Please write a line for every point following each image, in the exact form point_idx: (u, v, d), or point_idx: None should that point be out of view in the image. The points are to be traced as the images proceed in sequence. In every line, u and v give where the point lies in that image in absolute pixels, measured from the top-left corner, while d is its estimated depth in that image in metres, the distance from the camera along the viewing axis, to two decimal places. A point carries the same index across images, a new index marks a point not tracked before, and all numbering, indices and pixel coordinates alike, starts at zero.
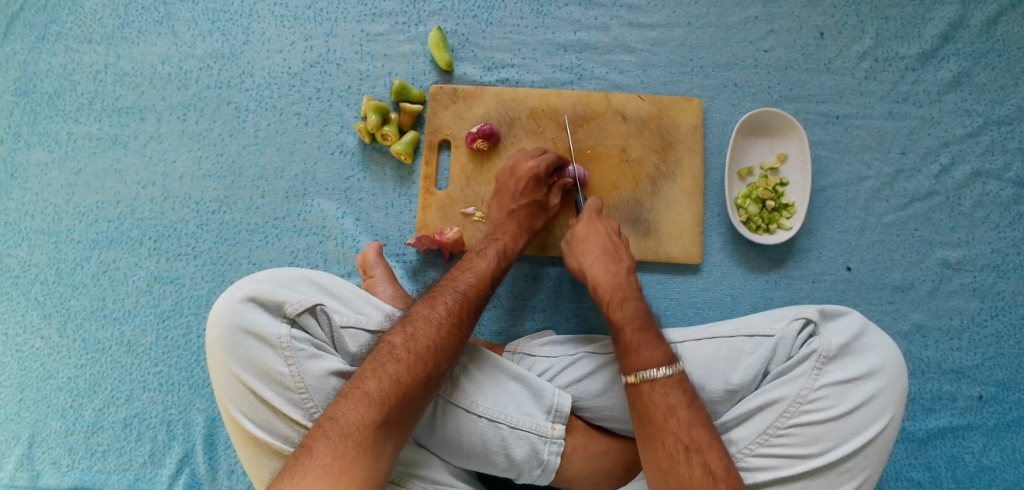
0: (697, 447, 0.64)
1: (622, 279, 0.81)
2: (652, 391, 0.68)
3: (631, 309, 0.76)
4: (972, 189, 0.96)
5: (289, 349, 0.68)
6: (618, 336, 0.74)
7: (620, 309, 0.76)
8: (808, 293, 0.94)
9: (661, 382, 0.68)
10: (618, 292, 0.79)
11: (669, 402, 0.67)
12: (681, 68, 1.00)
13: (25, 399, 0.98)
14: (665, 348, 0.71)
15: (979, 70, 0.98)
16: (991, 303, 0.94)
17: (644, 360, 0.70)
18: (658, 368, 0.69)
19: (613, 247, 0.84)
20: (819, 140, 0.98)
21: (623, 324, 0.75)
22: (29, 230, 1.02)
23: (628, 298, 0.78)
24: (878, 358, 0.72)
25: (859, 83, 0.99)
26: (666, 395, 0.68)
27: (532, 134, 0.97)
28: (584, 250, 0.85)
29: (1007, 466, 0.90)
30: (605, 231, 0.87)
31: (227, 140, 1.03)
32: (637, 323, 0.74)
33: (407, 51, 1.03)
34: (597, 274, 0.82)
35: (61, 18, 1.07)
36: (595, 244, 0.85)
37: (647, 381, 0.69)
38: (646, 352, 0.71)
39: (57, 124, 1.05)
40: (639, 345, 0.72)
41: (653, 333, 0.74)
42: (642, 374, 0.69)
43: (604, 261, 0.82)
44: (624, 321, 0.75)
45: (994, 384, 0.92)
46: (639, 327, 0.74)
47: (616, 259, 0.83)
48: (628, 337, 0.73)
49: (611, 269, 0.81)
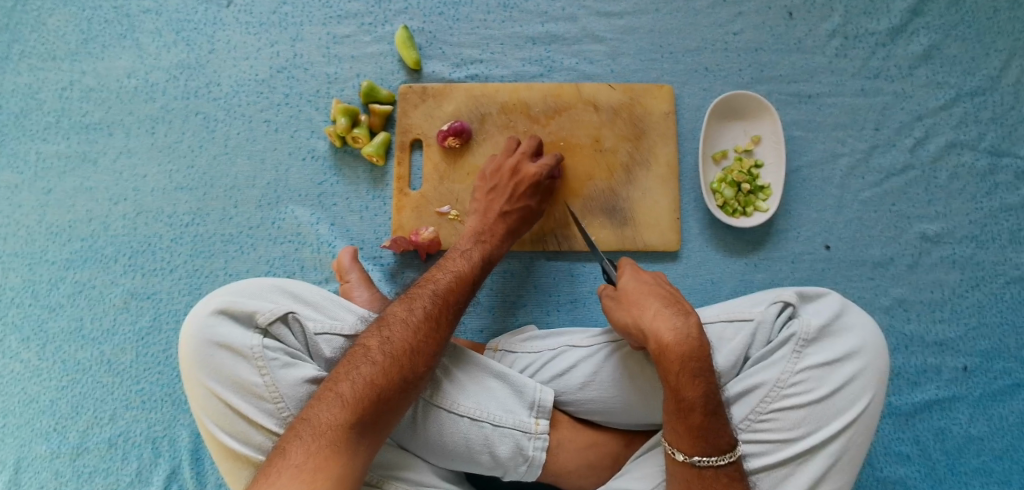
0: None
1: (695, 341, 0.67)
2: (715, 479, 0.65)
3: (704, 387, 0.65)
4: (947, 162, 0.96)
5: (262, 358, 0.67)
6: (686, 418, 0.65)
7: (692, 386, 0.64)
8: (788, 274, 0.94)
9: (724, 472, 0.65)
10: (689, 361, 0.65)
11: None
12: (651, 55, 1.00)
13: (8, 424, 0.96)
14: (730, 430, 0.66)
15: (949, 42, 0.98)
16: (971, 275, 0.94)
17: (711, 446, 0.64)
18: (721, 454, 0.64)
19: (674, 298, 0.72)
20: (793, 120, 0.98)
21: (694, 405, 0.64)
22: (2, 253, 1.01)
23: (702, 372, 0.65)
24: (856, 339, 0.71)
25: (830, 61, 0.99)
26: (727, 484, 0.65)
27: (503, 129, 0.96)
28: (641, 302, 0.72)
29: (995, 436, 0.90)
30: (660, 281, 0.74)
31: (197, 152, 1.02)
32: (709, 406, 0.64)
33: (375, 51, 1.02)
34: (664, 333, 0.67)
35: (23, 37, 1.05)
36: (653, 295, 0.72)
37: (709, 469, 0.64)
38: (715, 440, 0.64)
39: (25, 144, 1.03)
40: (710, 431, 0.64)
41: (722, 414, 0.66)
42: (704, 460, 0.64)
43: (670, 315, 0.69)
44: (696, 402, 0.64)
45: (978, 354, 0.92)
46: (712, 411, 0.65)
47: (684, 313, 0.70)
48: (697, 421, 0.64)
49: (680, 327, 0.67)
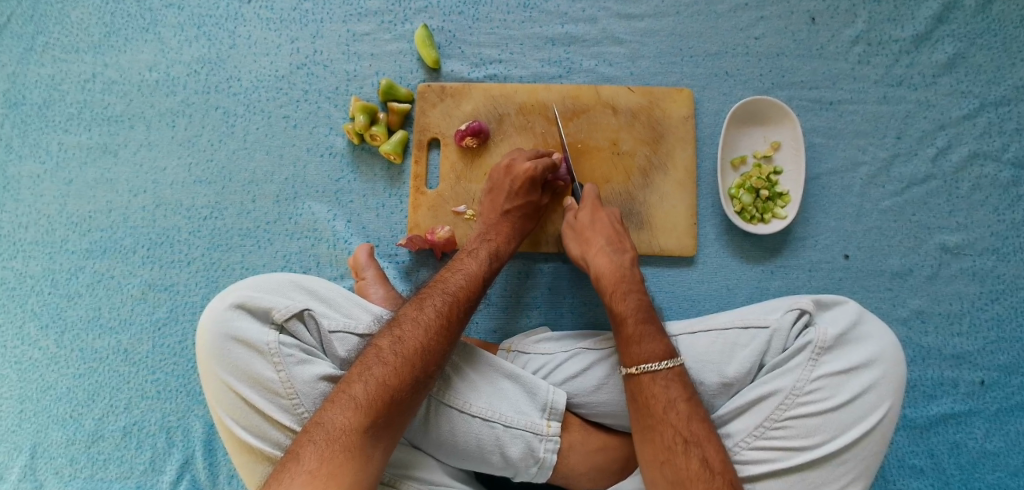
0: (696, 441, 0.65)
1: (625, 270, 0.80)
2: (653, 383, 0.69)
3: (633, 302, 0.76)
4: (969, 173, 0.94)
5: (277, 355, 0.67)
6: (620, 328, 0.74)
7: (623, 301, 0.76)
8: (804, 282, 0.93)
9: (662, 376, 0.69)
10: (621, 283, 0.78)
11: (670, 396, 0.68)
12: (671, 59, 0.99)
13: (25, 411, 0.98)
14: (666, 342, 0.72)
15: (975, 51, 0.96)
16: (991, 287, 0.92)
17: (646, 352, 0.70)
18: (659, 360, 0.70)
19: (617, 236, 0.84)
20: (813, 127, 0.97)
21: (625, 316, 0.75)
22: (23, 242, 1.02)
23: (630, 290, 0.78)
24: (874, 348, 0.71)
25: (853, 68, 0.98)
26: (667, 388, 0.68)
27: (521, 131, 0.96)
28: (588, 238, 0.84)
29: (1011, 451, 0.89)
30: (607, 220, 0.86)
31: (216, 146, 1.03)
32: (639, 316, 0.74)
33: (394, 49, 1.02)
34: (599, 265, 0.81)
35: (48, 29, 1.06)
36: (599, 233, 0.84)
37: (648, 373, 0.69)
38: (647, 345, 0.71)
39: (48, 135, 1.04)
40: (641, 337, 0.72)
41: (655, 326, 0.74)
42: (643, 367, 0.70)
43: (608, 251, 0.82)
44: (627, 313, 0.75)
45: (996, 368, 0.91)
46: (642, 319, 0.74)
47: (620, 248, 0.82)
48: (630, 329, 0.73)
49: (615, 260, 0.81)
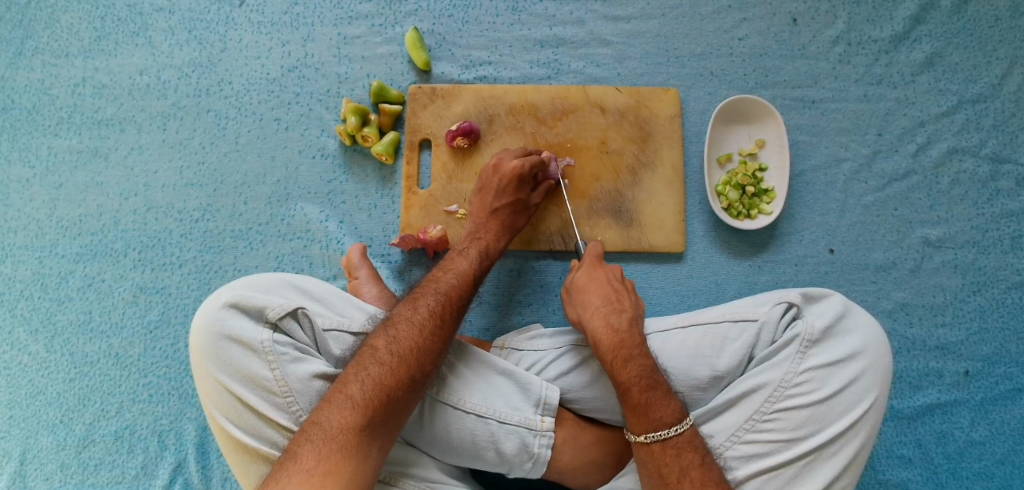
0: None
1: (623, 332, 0.76)
2: (664, 452, 0.68)
3: (637, 368, 0.72)
4: (949, 168, 0.97)
5: (271, 353, 0.68)
6: (626, 398, 0.71)
7: (625, 368, 0.72)
8: (791, 276, 0.95)
9: (673, 443, 0.68)
10: (621, 349, 0.75)
11: (682, 463, 0.67)
12: (658, 59, 1.01)
13: (15, 416, 0.97)
14: (675, 404, 0.70)
15: (951, 50, 0.99)
16: (972, 279, 0.95)
17: (655, 421, 0.69)
18: (669, 427, 0.68)
19: (614, 296, 0.81)
20: (797, 125, 0.99)
21: (630, 385, 0.71)
22: (12, 246, 1.02)
23: (632, 356, 0.74)
24: (860, 340, 0.72)
25: (834, 67, 1.00)
26: (678, 456, 0.67)
27: (511, 130, 0.98)
28: (585, 301, 0.82)
29: (996, 440, 0.90)
30: (605, 280, 0.84)
31: (207, 149, 1.03)
32: (644, 383, 0.71)
33: (385, 52, 1.03)
34: (597, 329, 0.77)
35: (37, 34, 1.06)
36: (597, 294, 0.82)
37: (658, 442, 0.68)
38: (655, 414, 0.69)
39: (37, 139, 1.04)
40: (648, 406, 0.69)
41: (661, 390, 0.71)
42: (652, 435, 0.68)
43: (605, 313, 0.79)
44: (631, 381, 0.71)
45: (979, 358, 0.93)
46: (647, 386, 0.71)
47: (617, 309, 0.80)
48: (637, 398, 0.70)
49: (612, 322, 0.77)
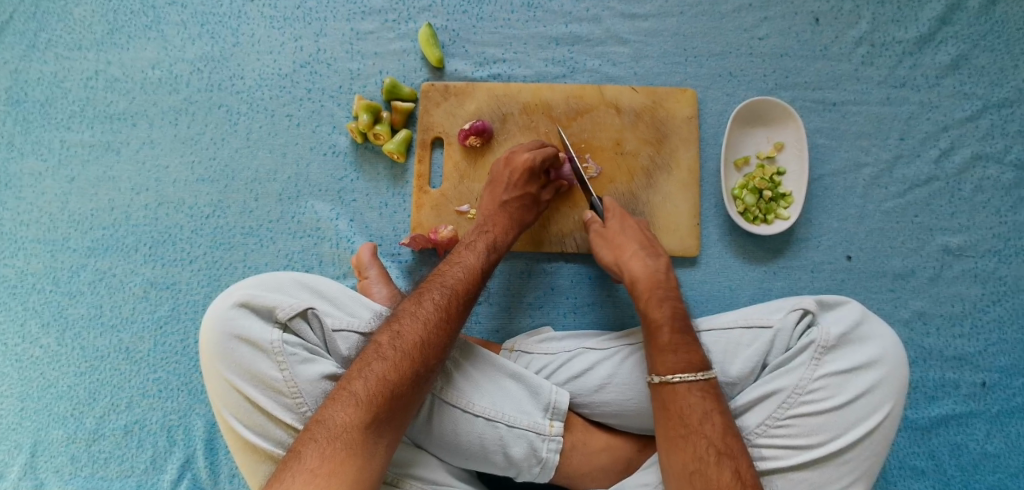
0: (729, 452, 0.63)
1: (660, 275, 0.79)
2: (689, 394, 0.67)
3: (670, 309, 0.75)
4: (972, 174, 0.94)
5: (281, 353, 0.67)
6: (655, 336, 0.73)
7: (660, 307, 0.75)
8: (807, 283, 0.93)
9: (698, 387, 0.67)
10: (657, 289, 0.78)
11: (704, 406, 0.66)
12: (675, 59, 0.99)
13: (26, 408, 0.98)
14: (701, 353, 0.70)
15: (977, 52, 0.96)
16: (993, 289, 0.93)
17: (682, 362, 0.69)
18: (696, 371, 0.68)
19: (649, 241, 0.83)
20: (816, 128, 0.97)
21: (661, 322, 0.73)
22: (24, 239, 1.02)
23: (667, 297, 0.76)
24: (878, 348, 0.71)
25: (856, 69, 0.98)
26: (701, 399, 0.67)
27: (524, 130, 0.96)
28: (620, 244, 0.83)
29: (1012, 453, 0.89)
30: (636, 227, 0.86)
31: (218, 144, 1.03)
32: (676, 322, 0.73)
33: (398, 48, 1.02)
34: (635, 269, 0.80)
35: (50, 26, 1.06)
36: (631, 238, 0.84)
37: (684, 383, 0.68)
38: (683, 354, 0.70)
39: (50, 132, 1.04)
40: (678, 347, 0.71)
41: (690, 335, 0.72)
42: (679, 376, 0.68)
43: (643, 256, 0.81)
44: (663, 320, 0.73)
45: (997, 370, 0.91)
46: (678, 328, 0.73)
47: (654, 253, 0.82)
48: (666, 337, 0.72)
49: (650, 265, 0.80)
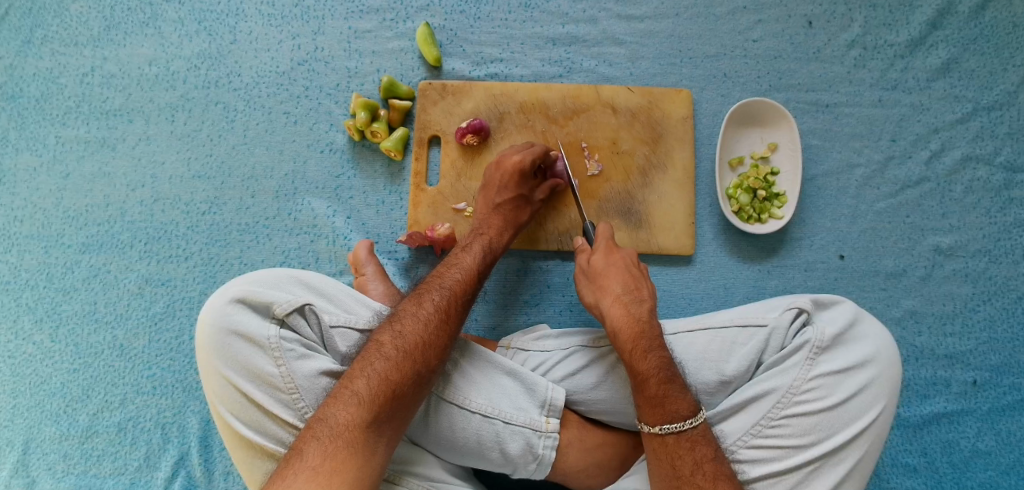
0: None
1: (644, 323, 0.76)
2: (678, 444, 0.67)
3: (656, 360, 0.72)
4: (962, 175, 0.96)
5: (278, 349, 0.67)
6: (643, 390, 0.71)
7: (644, 360, 0.72)
8: (800, 282, 0.94)
9: (687, 436, 0.67)
10: (641, 340, 0.74)
11: (695, 456, 0.66)
12: (670, 60, 1.00)
13: (18, 405, 0.97)
14: (691, 399, 0.69)
15: (967, 56, 0.98)
16: (983, 289, 0.94)
17: (671, 413, 0.68)
18: (684, 421, 0.68)
19: (633, 284, 0.80)
20: (810, 129, 0.98)
21: (648, 376, 0.71)
22: (19, 235, 1.01)
23: (652, 347, 0.73)
24: (870, 348, 0.72)
25: (849, 71, 0.99)
26: (692, 449, 0.67)
27: (522, 129, 0.97)
28: (604, 286, 0.81)
29: (1003, 451, 0.90)
30: (624, 263, 0.82)
31: (215, 141, 1.02)
32: (663, 376, 0.70)
33: (396, 47, 1.02)
34: (618, 319, 0.77)
35: (46, 22, 1.06)
36: (615, 279, 0.81)
37: (672, 434, 0.67)
38: (671, 407, 0.68)
39: (45, 128, 1.04)
40: (665, 399, 0.69)
41: (678, 384, 0.70)
42: (667, 427, 0.67)
43: (625, 302, 0.78)
44: (649, 373, 0.71)
45: (988, 368, 0.92)
46: (666, 379, 0.70)
47: (638, 298, 0.79)
48: (653, 390, 0.70)
49: (633, 312, 0.77)
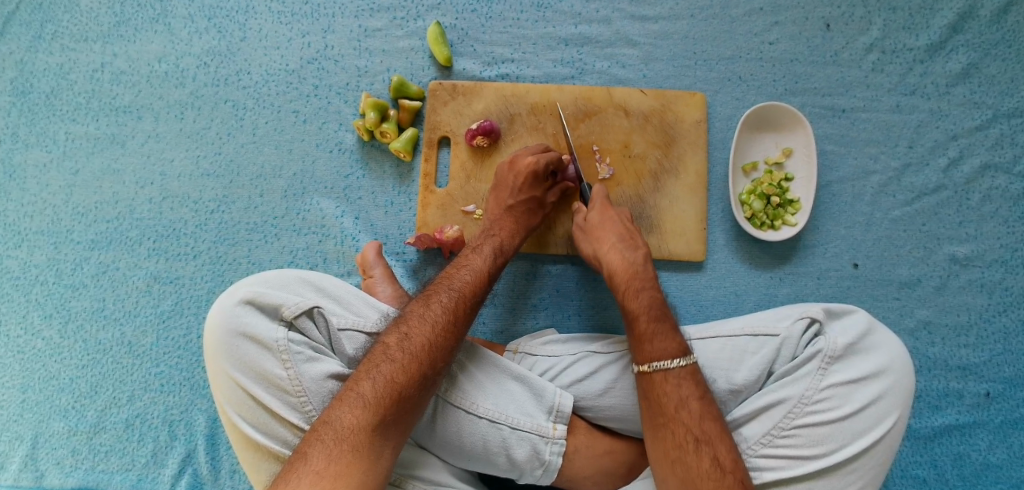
0: (706, 439, 0.65)
1: (637, 267, 0.80)
2: (665, 381, 0.69)
3: (646, 300, 0.76)
4: (980, 184, 0.94)
5: (286, 352, 0.67)
6: (633, 326, 0.74)
7: (635, 299, 0.76)
8: (812, 290, 0.93)
9: (675, 374, 0.69)
10: (634, 281, 0.79)
11: (681, 393, 0.68)
12: (684, 62, 0.99)
13: (27, 400, 0.98)
14: (679, 339, 0.72)
15: (988, 61, 0.96)
16: (999, 300, 0.92)
17: (659, 350, 0.71)
18: (671, 359, 0.70)
19: (629, 234, 0.84)
20: (825, 135, 0.96)
21: (637, 313, 0.75)
22: (28, 231, 1.02)
23: (643, 287, 0.78)
24: (884, 358, 0.71)
25: (866, 76, 0.97)
26: (679, 387, 0.68)
27: (532, 131, 0.96)
28: (600, 238, 0.84)
29: (1014, 464, 0.89)
30: (619, 219, 0.86)
31: (224, 139, 1.02)
32: (652, 313, 0.74)
33: (406, 46, 1.01)
34: (612, 263, 0.81)
35: (56, 17, 1.05)
36: (611, 231, 0.84)
37: (660, 372, 0.69)
38: (660, 343, 0.71)
39: (55, 124, 1.04)
40: (654, 335, 0.72)
41: (668, 323, 0.74)
42: (656, 364, 0.70)
43: (620, 248, 0.82)
44: (639, 311, 0.75)
45: (1001, 381, 0.91)
46: (655, 317, 0.74)
47: (633, 246, 0.82)
48: (643, 327, 0.73)
49: (627, 257, 0.81)
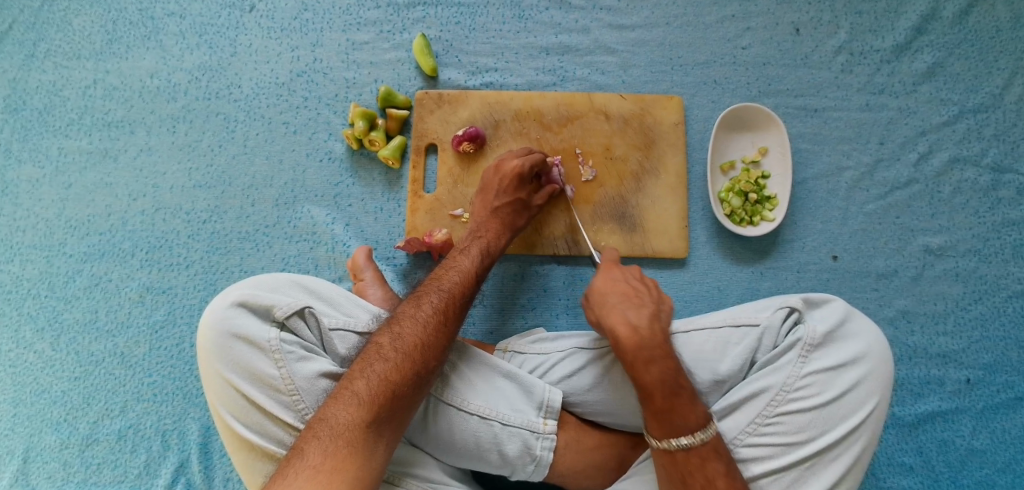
0: None
1: (645, 331, 0.73)
2: (688, 460, 0.67)
3: (659, 371, 0.70)
4: (951, 177, 0.98)
5: (278, 351, 0.68)
6: (649, 402, 0.69)
7: (647, 370, 0.70)
8: (793, 283, 0.96)
9: (697, 453, 0.67)
10: (642, 349, 0.72)
11: (706, 471, 0.67)
12: (662, 67, 1.02)
13: (19, 414, 0.98)
14: (700, 410, 0.68)
15: (952, 60, 1.00)
16: (974, 288, 0.95)
17: (681, 428, 0.67)
18: (693, 435, 0.67)
19: (632, 294, 0.78)
20: (799, 133, 1.00)
21: (653, 389, 0.69)
22: (21, 245, 1.03)
23: (654, 357, 0.71)
24: (862, 344, 0.73)
25: (836, 76, 1.01)
26: (703, 464, 0.67)
27: (517, 136, 0.99)
28: (603, 299, 0.79)
29: (998, 448, 0.90)
30: (622, 278, 0.81)
31: (216, 151, 1.04)
32: (667, 388, 0.69)
33: (393, 58, 1.04)
34: (617, 328, 0.74)
35: (49, 36, 1.08)
36: (614, 292, 0.79)
37: (683, 450, 0.67)
38: (681, 421, 0.67)
39: (47, 140, 1.06)
40: (673, 413, 0.68)
41: (686, 395, 0.69)
42: (676, 443, 0.67)
43: (624, 310, 0.76)
44: (654, 385, 0.69)
45: (981, 367, 0.93)
46: (671, 391, 0.69)
47: (638, 306, 0.77)
48: (660, 402, 0.68)
49: (632, 319, 0.75)
